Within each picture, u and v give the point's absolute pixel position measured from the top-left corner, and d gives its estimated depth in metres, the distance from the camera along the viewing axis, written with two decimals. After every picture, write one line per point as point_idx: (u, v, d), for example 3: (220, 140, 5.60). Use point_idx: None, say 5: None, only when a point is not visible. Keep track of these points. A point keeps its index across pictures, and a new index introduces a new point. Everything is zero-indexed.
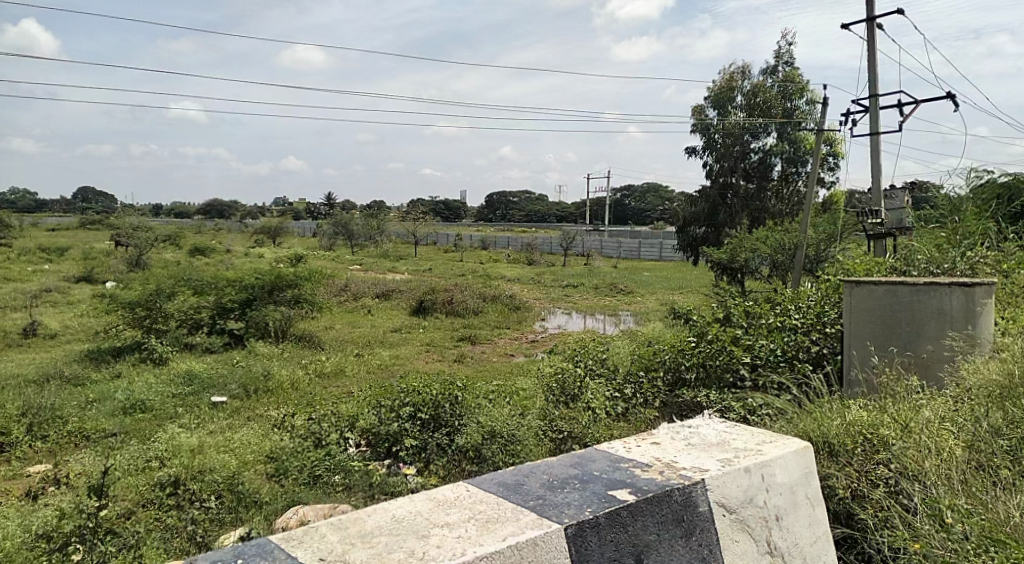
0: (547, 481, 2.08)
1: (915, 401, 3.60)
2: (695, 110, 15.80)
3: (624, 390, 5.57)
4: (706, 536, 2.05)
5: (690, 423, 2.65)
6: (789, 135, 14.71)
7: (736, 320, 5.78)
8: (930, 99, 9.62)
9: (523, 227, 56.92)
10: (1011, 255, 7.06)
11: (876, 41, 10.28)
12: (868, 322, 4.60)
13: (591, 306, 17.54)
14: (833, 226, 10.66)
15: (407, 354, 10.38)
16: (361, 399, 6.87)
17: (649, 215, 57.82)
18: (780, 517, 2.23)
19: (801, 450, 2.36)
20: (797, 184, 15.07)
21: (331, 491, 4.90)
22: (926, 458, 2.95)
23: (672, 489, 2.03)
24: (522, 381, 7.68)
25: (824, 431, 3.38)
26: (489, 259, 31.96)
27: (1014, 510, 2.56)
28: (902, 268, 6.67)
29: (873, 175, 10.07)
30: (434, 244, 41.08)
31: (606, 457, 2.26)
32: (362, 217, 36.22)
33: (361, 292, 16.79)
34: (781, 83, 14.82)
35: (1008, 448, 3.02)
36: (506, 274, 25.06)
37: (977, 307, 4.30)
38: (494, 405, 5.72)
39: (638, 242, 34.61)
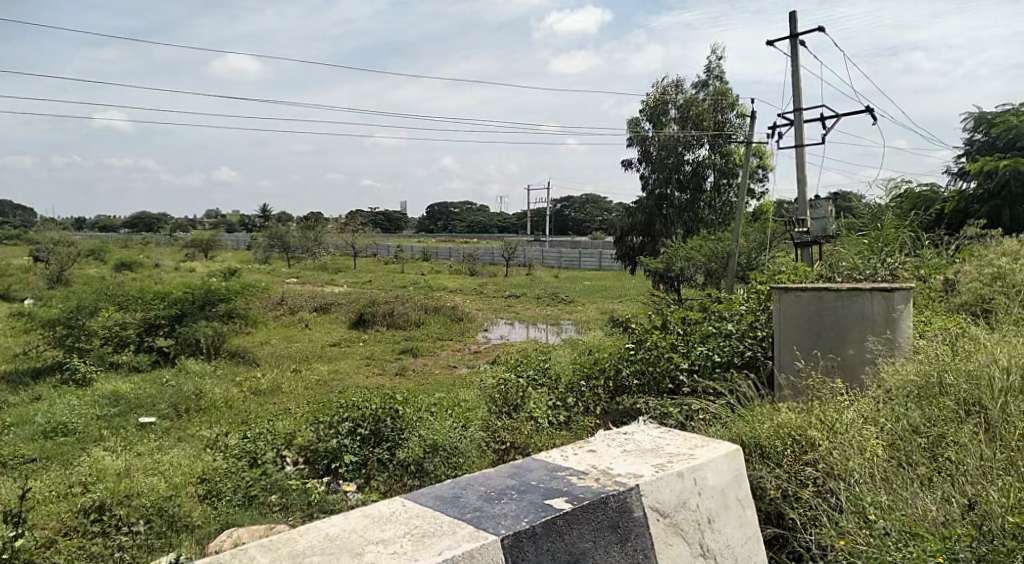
0: (484, 493, 2.08)
1: (841, 402, 3.75)
2: (630, 122, 16.12)
3: (567, 399, 5.63)
4: (641, 541, 2.09)
5: (626, 430, 2.70)
6: (721, 148, 15.14)
7: (674, 328, 5.92)
8: (850, 113, 9.97)
9: (464, 238, 56.89)
10: (927, 261, 7.44)
11: (799, 57, 10.72)
12: (796, 327, 4.76)
13: (532, 315, 17.65)
14: (763, 235, 11.03)
15: (347, 369, 10.22)
16: (298, 415, 6.74)
17: (589, 225, 58.59)
18: (712, 519, 2.29)
19: (731, 453, 2.43)
20: (728, 195, 15.47)
21: (268, 512, 4.79)
22: (850, 459, 3.06)
23: (607, 495, 2.06)
24: (464, 393, 7.66)
25: (755, 434, 3.50)
26: (429, 271, 31.79)
27: (931, 506, 2.69)
28: (828, 274, 6.95)
29: (799, 185, 10.46)
30: (373, 256, 40.66)
31: (543, 466, 2.28)
32: (298, 229, 35.58)
33: (298, 305, 16.47)
34: (712, 97, 15.27)
35: (925, 445, 3.17)
36: (447, 285, 24.99)
37: (897, 311, 4.48)
38: (436, 418, 5.68)
39: (578, 252, 35.02)
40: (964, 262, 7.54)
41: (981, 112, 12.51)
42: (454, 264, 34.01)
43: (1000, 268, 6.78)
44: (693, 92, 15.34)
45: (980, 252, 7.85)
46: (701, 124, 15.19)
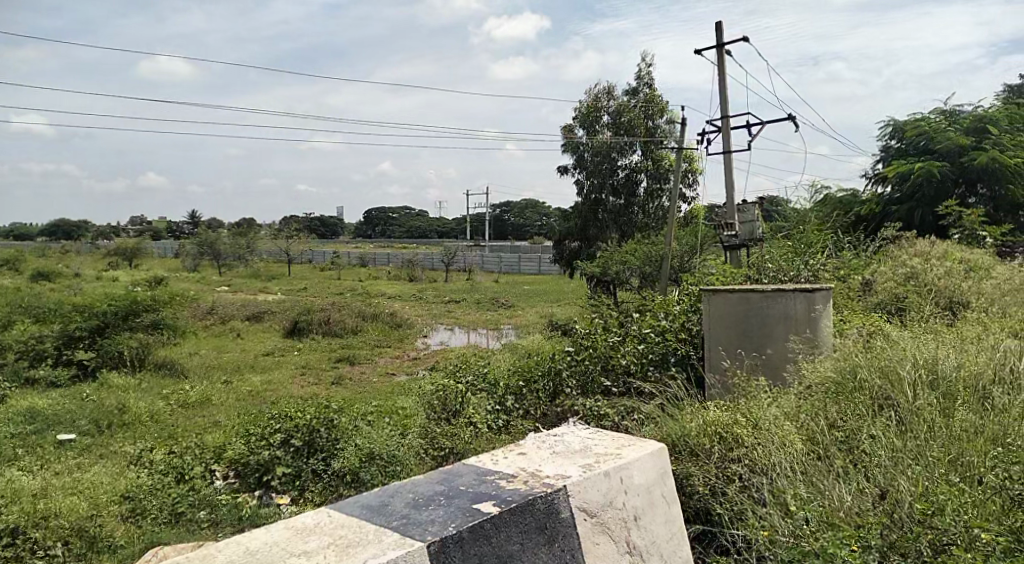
0: (412, 500, 2.08)
1: (765, 399, 3.89)
2: (565, 128, 16.29)
3: (506, 402, 5.55)
4: (569, 542, 2.12)
5: (556, 432, 2.73)
6: (652, 153, 15.47)
7: (610, 329, 6.02)
8: (773, 120, 10.30)
9: (402, 244, 56.36)
10: (847, 262, 7.77)
11: (725, 66, 11.07)
12: (724, 327, 4.91)
13: (472, 320, 17.63)
14: (695, 239, 11.31)
15: (281, 379, 9.98)
16: (229, 427, 6.57)
17: (528, 229, 58.84)
18: (638, 517, 2.34)
19: (656, 452, 2.49)
20: (661, 200, 15.78)
21: (196, 528, 4.64)
22: (771, 454, 3.17)
23: (534, 497, 2.08)
24: (402, 400, 7.61)
25: (685, 432, 3.59)
26: (366, 277, 31.35)
27: (847, 496, 2.80)
28: (756, 276, 7.20)
29: (727, 191, 10.79)
30: (309, 262, 39.89)
31: (472, 472, 2.29)
32: (229, 235, 34.58)
33: (229, 314, 16.00)
34: (643, 103, 15.59)
35: (842, 439, 3.31)
36: (385, 291, 24.69)
37: (817, 310, 4.68)
38: (372, 426, 5.62)
39: (518, 257, 35.14)
40: (881, 263, 7.91)
41: (895, 120, 13.13)
42: (392, 270, 33.70)
43: (913, 268, 7.13)
44: (624, 99, 15.63)
45: (896, 254, 8.25)
46: (633, 131, 15.51)
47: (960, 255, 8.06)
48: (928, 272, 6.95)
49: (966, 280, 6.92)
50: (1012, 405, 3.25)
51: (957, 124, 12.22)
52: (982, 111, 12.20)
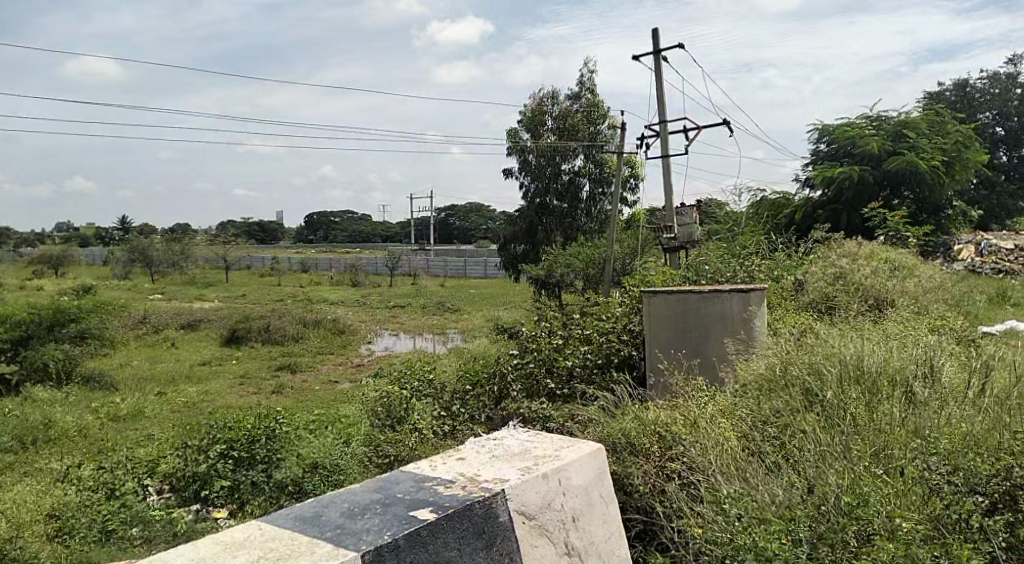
0: (347, 510, 2.05)
1: (702, 398, 3.97)
2: (509, 132, 16.37)
3: (452, 407, 5.52)
4: (507, 545, 2.12)
5: (495, 436, 2.73)
6: (595, 157, 15.67)
7: (554, 331, 6.05)
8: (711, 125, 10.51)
9: (344, 248, 55.51)
10: (780, 263, 7.99)
11: (663, 72, 11.29)
12: (664, 329, 4.98)
13: (417, 325, 17.50)
14: (636, 241, 11.49)
15: (219, 389, 9.71)
16: (164, 440, 6.36)
17: (473, 233, 58.69)
18: (576, 518, 2.36)
19: (594, 452, 2.52)
20: (604, 203, 16.00)
21: (128, 545, 4.47)
22: (707, 452, 3.24)
23: (472, 502, 2.08)
24: (345, 408, 7.51)
25: (626, 432, 3.65)
26: (309, 283, 30.77)
27: (778, 490, 2.88)
28: (695, 277, 7.35)
29: (665, 194, 11.01)
30: (248, 268, 38.95)
31: (410, 478, 2.27)
32: (162, 241, 33.44)
33: (163, 323, 15.47)
34: (585, 109, 15.79)
35: (775, 435, 3.40)
36: (328, 297, 24.29)
37: (751, 310, 4.82)
38: (315, 436, 5.53)
39: (463, 260, 35.04)
40: (812, 263, 8.17)
41: (823, 125, 13.60)
42: (335, 275, 33.20)
43: (843, 268, 7.38)
44: (567, 104, 15.80)
45: (826, 254, 8.54)
46: (577, 136, 15.69)
47: (886, 255, 8.40)
48: (855, 272, 7.22)
49: (890, 280, 7.22)
50: (928, 398, 3.41)
51: (880, 130, 12.74)
52: (903, 116, 12.75)
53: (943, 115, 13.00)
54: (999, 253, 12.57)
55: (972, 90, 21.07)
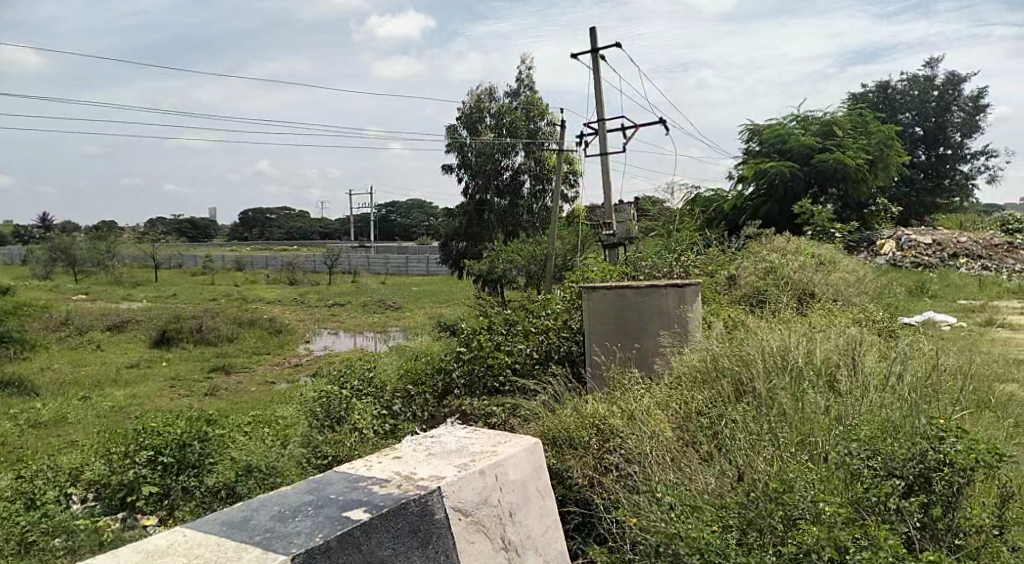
0: (277, 513, 2.00)
1: (638, 391, 4.03)
2: (448, 129, 16.30)
3: (393, 407, 5.45)
4: (442, 543, 2.11)
5: (432, 434, 2.71)
6: (535, 155, 15.75)
7: (495, 328, 6.04)
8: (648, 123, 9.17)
9: (281, 246, 54.32)
10: (714, 257, 8.16)
11: (600, 70, 11.42)
12: (603, 323, 5.03)
13: (357, 324, 17.25)
14: (576, 238, 11.59)
15: (147, 393, 9.36)
16: (90, 446, 6.09)
17: (414, 230, 58.14)
18: (513, 513, 2.37)
19: (530, 447, 2.54)
20: (544, 201, 16.06)
21: (48, 557, 4.23)
22: (644, 443, 3.30)
23: (407, 501, 2.06)
24: (282, 409, 7.34)
25: (564, 425, 3.68)
26: (244, 282, 29.96)
27: (710, 479, 2.95)
28: (632, 272, 7.47)
29: (605, 191, 11.14)
30: (179, 266, 37.70)
31: (343, 479, 2.23)
32: (87, 239, 32.05)
33: (87, 325, 14.83)
34: (524, 106, 15.84)
35: (708, 424, 3.48)
36: (263, 296, 23.73)
37: (687, 304, 4.93)
38: (250, 439, 5.39)
39: (404, 258, 34.71)
40: (745, 257, 8.39)
41: (755, 125, 13.96)
42: (271, 274, 32.48)
43: (773, 263, 7.61)
44: (507, 101, 15.83)
45: (757, 249, 8.79)
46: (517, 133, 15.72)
47: (813, 250, 8.69)
48: (785, 267, 7.45)
49: (817, 274, 7.47)
50: (850, 387, 3.55)
51: (808, 128, 13.16)
52: (830, 116, 13.18)
53: (867, 115, 13.50)
54: (918, 247, 13.00)
55: (894, 91, 21.88)
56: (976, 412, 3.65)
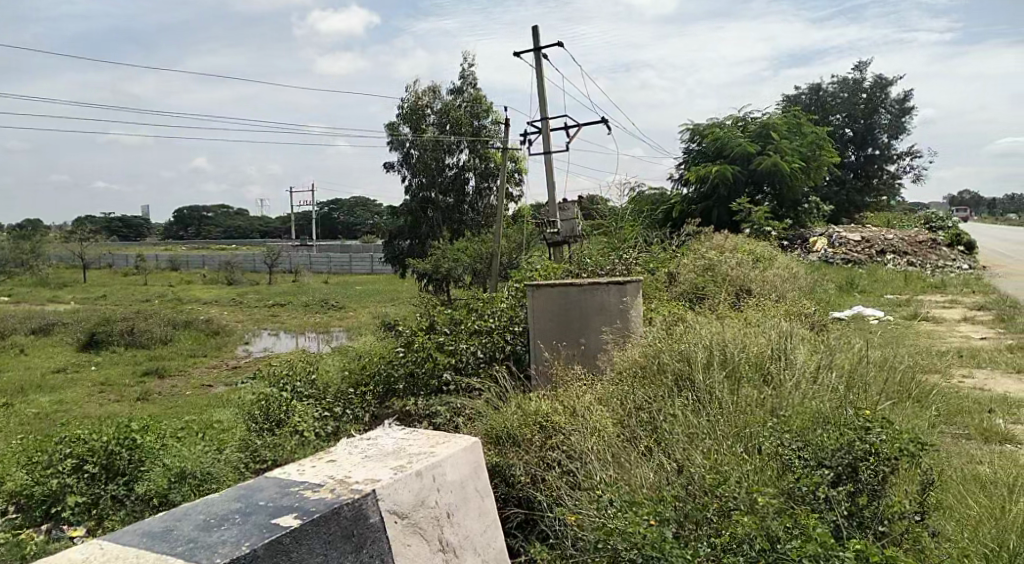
0: (202, 522, 1.93)
1: (580, 387, 4.04)
2: (390, 126, 16.11)
3: (335, 408, 5.36)
4: (377, 547, 2.07)
5: (369, 435, 2.65)
6: (480, 152, 15.71)
7: (439, 328, 5.98)
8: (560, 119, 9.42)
9: (219, 244, 52.89)
10: (656, 256, 8.27)
11: (543, 69, 11.46)
12: (548, 321, 5.03)
13: (299, 324, 16.93)
14: (521, 236, 11.63)
15: (75, 399, 8.98)
16: (11, 455, 5.80)
17: (357, 228, 57.31)
18: (451, 513, 2.34)
19: (468, 446, 2.51)
20: (489, 198, 16.05)
21: None
22: (585, 438, 3.31)
23: (340, 505, 2.01)
24: (220, 413, 7.14)
25: (507, 424, 3.67)
26: (179, 282, 29.07)
27: (649, 473, 2.98)
28: (577, 271, 7.51)
29: (549, 190, 11.18)
30: (110, 266, 36.34)
31: (275, 484, 2.17)
32: (10, 239, 30.59)
33: (9, 328, 14.15)
34: (468, 103, 15.78)
35: (648, 419, 3.52)
36: (200, 297, 23.06)
37: (628, 300, 4.97)
38: (184, 444, 5.21)
39: (347, 256, 34.22)
40: (685, 255, 8.53)
41: (694, 125, 14.21)
42: (209, 274, 31.62)
43: (711, 260, 7.77)
44: (449, 99, 15.73)
45: (697, 247, 8.95)
46: (460, 130, 15.65)
47: (750, 248, 8.90)
48: (723, 264, 7.61)
49: (753, 272, 7.64)
50: (785, 380, 3.64)
51: (745, 129, 13.46)
52: (766, 118, 13.51)
53: (800, 117, 13.89)
54: (848, 245, 13.44)
55: (825, 93, 22.56)
56: (901, 403, 3.80)
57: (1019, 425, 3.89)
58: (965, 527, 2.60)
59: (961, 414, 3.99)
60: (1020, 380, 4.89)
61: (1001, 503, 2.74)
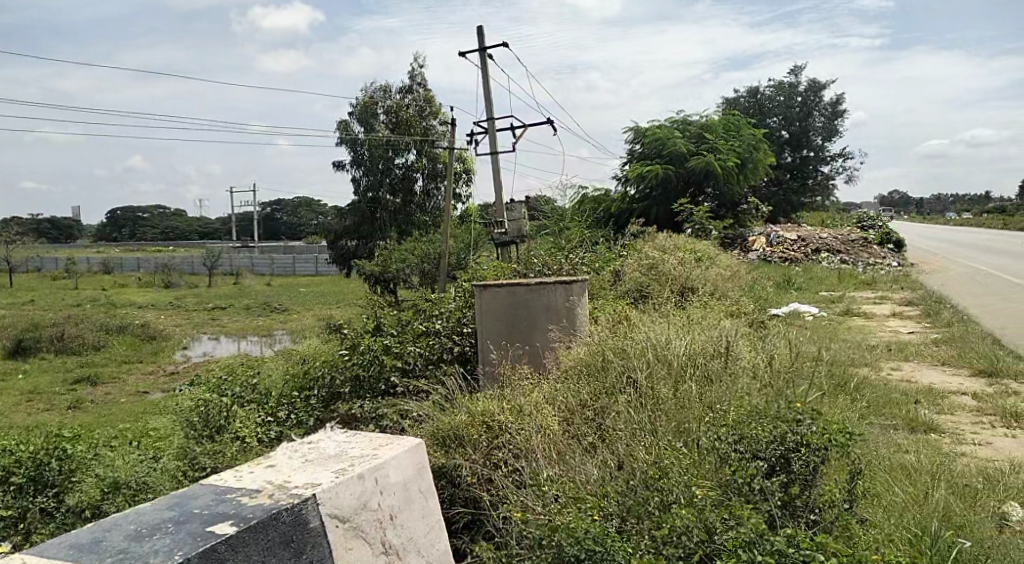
0: (133, 532, 1.87)
1: (527, 386, 4.05)
2: (340, 125, 15.90)
3: (277, 413, 5.25)
4: (318, 551, 2.04)
5: (311, 439, 2.61)
6: (428, 153, 15.63)
7: (385, 330, 5.91)
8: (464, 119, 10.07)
9: (156, 246, 51.21)
10: (601, 255, 8.36)
11: (489, 69, 11.48)
12: (495, 321, 5.03)
13: (241, 328, 16.54)
14: (469, 236, 11.62)
15: (1, 409, 8.57)
16: None
17: (301, 229, 56.24)
18: (394, 516, 2.33)
19: (412, 448, 2.50)
20: (437, 199, 15.95)
21: None
22: (531, 436, 3.33)
23: (279, 511, 1.97)
24: (157, 420, 6.92)
25: (454, 423, 3.66)
26: (114, 286, 28.06)
27: (594, 470, 3.02)
28: (524, 271, 7.54)
29: (495, 191, 11.21)
30: (38, 270, 34.81)
31: (210, 491, 2.11)
32: None
33: None
34: (418, 103, 15.69)
35: (594, 416, 3.55)
36: (135, 301, 22.31)
37: (574, 300, 5.01)
38: (118, 453, 5.03)
39: (290, 257, 33.58)
40: (630, 255, 8.64)
41: (637, 126, 14.41)
42: (144, 277, 30.60)
43: (655, 260, 7.90)
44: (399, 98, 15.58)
45: (642, 247, 9.09)
46: (409, 130, 15.51)
47: (692, 247, 9.08)
48: (666, 264, 7.74)
49: (695, 271, 7.79)
50: (725, 377, 3.73)
51: (686, 131, 13.72)
52: (705, 119, 13.82)
53: (739, 119, 14.23)
54: (786, 244, 13.83)
55: (762, 97, 23.18)
56: (833, 397, 3.93)
57: (942, 415, 4.07)
58: (891, 513, 2.72)
59: (891, 404, 4.15)
60: (943, 372, 5.12)
61: (924, 490, 2.87)
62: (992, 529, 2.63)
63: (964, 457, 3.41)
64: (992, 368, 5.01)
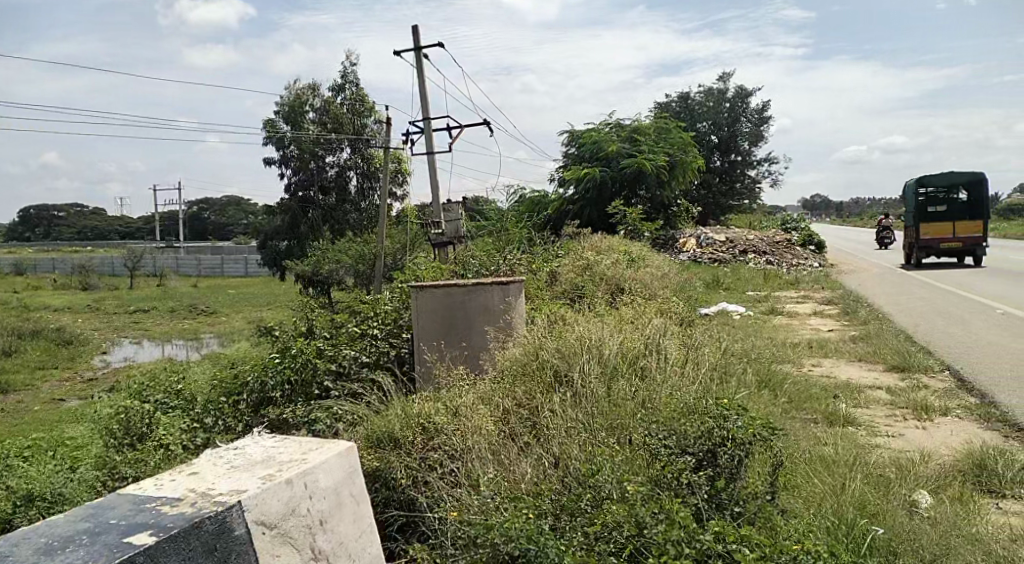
0: (44, 545, 1.78)
1: (462, 387, 4.04)
2: (268, 123, 15.48)
3: (204, 420, 5.08)
4: (243, 559, 1.98)
5: (236, 445, 2.54)
6: (361, 151, 15.37)
7: (318, 332, 5.79)
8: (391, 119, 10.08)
9: (74, 246, 48.97)
10: (537, 256, 8.42)
11: (424, 69, 11.42)
12: (431, 322, 4.99)
13: (165, 331, 15.96)
14: (405, 236, 11.53)
15: None
16: None
17: (230, 228, 54.62)
18: (324, 521, 2.28)
19: (342, 451, 2.46)
20: (372, 198, 15.66)
21: None
22: (465, 437, 3.32)
23: (201, 519, 1.91)
24: (74, 428, 6.61)
25: (389, 425, 3.61)
26: (27, 288, 26.66)
27: (528, 470, 3.03)
28: (459, 271, 7.52)
29: (431, 191, 11.15)
30: None
31: (128, 501, 2.03)
32: None
33: None
34: (350, 101, 15.42)
35: (528, 416, 3.57)
36: (51, 304, 21.27)
37: (510, 301, 5.03)
38: (31, 463, 4.78)
39: (219, 258, 32.61)
40: (565, 255, 8.73)
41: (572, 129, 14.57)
42: (61, 279, 29.17)
43: (590, 261, 8.01)
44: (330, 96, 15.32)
45: (576, 247, 9.21)
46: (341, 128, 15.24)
47: (626, 248, 9.24)
48: (601, 265, 7.86)
49: (627, 271, 7.94)
50: (656, 375, 3.80)
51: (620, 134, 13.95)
52: (638, 124, 14.08)
53: (670, 123, 14.55)
54: (714, 245, 14.18)
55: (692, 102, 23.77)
56: (757, 393, 4.06)
57: (859, 408, 4.26)
58: (812, 504, 2.82)
59: (811, 398, 4.32)
60: (861, 368, 5.36)
61: (841, 481, 2.99)
62: (903, 515, 2.76)
63: (879, 447, 3.58)
64: (904, 363, 5.27)
